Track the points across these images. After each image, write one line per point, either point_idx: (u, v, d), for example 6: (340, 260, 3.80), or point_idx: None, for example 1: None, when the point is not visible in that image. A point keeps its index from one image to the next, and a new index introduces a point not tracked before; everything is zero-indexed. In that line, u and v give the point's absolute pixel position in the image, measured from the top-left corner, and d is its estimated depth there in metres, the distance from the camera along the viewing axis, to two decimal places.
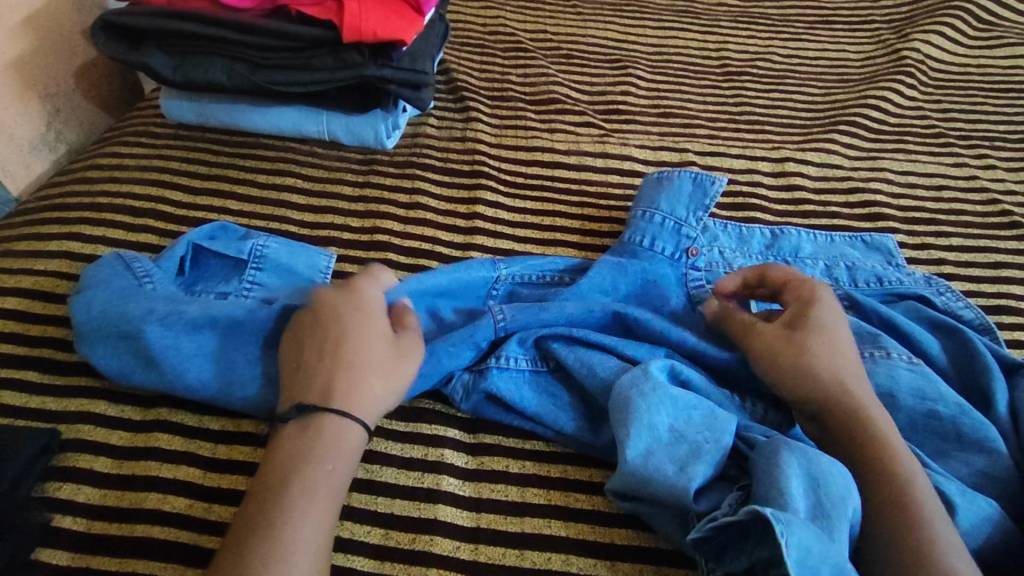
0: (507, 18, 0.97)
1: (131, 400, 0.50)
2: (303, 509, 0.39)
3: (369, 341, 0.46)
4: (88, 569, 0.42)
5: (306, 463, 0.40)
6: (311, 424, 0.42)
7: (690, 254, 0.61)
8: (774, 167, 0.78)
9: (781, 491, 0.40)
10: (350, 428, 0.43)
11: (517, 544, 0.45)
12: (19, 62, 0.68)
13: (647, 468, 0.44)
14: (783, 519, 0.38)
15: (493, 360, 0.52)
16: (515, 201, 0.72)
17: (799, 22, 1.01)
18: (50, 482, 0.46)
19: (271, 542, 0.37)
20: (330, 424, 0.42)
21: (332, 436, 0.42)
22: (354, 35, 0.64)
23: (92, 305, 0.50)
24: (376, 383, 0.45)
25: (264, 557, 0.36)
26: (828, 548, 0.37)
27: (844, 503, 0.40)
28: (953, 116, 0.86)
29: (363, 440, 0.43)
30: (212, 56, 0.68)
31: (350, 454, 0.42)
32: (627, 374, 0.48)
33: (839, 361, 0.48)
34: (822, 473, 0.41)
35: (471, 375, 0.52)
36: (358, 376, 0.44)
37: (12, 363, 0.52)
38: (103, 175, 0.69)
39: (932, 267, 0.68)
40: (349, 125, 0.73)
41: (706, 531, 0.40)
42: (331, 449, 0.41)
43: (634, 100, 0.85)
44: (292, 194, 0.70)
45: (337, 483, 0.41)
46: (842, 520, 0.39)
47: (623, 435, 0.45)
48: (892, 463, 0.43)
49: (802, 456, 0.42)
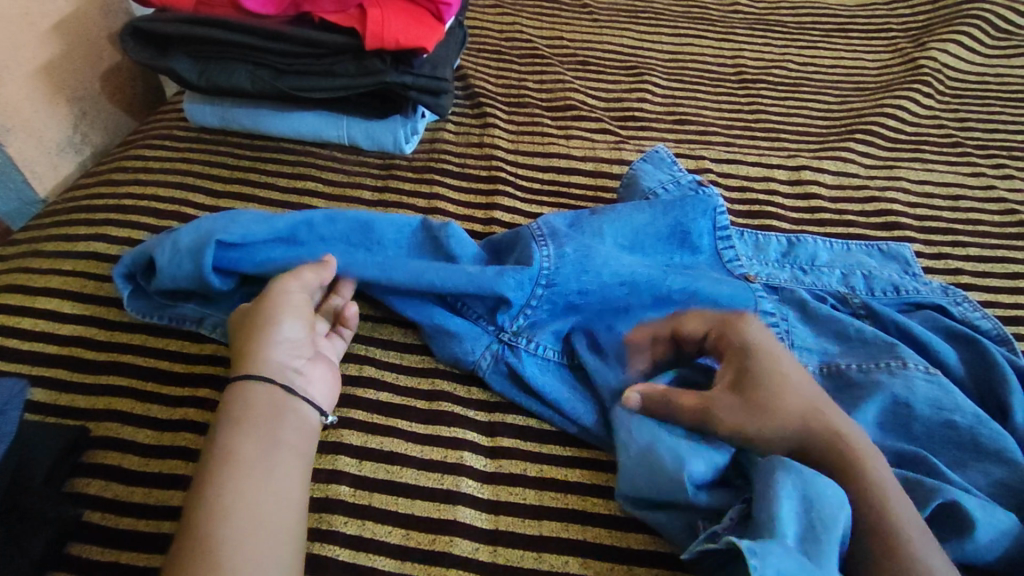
0: (524, 25, 0.98)
1: (159, 400, 0.52)
2: (240, 486, 0.40)
3: (240, 329, 0.49)
4: (118, 564, 0.43)
5: (226, 437, 0.42)
6: (227, 410, 0.44)
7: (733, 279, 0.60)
8: (790, 175, 0.78)
9: (771, 515, 0.41)
10: (260, 393, 0.45)
11: (535, 547, 0.46)
12: (49, 68, 0.70)
13: (647, 460, 0.46)
14: (759, 550, 0.38)
15: (525, 342, 0.54)
16: (533, 206, 0.72)
17: (815, 30, 1.01)
18: (79, 478, 0.47)
19: (214, 525, 0.38)
20: (239, 395, 0.45)
21: (245, 408, 0.44)
22: (376, 42, 0.66)
23: (174, 259, 0.53)
24: (256, 337, 0.48)
25: (210, 542, 0.37)
26: (812, 574, 0.38)
27: (835, 526, 0.40)
28: (971, 125, 0.86)
29: (277, 397, 0.45)
30: (237, 62, 0.69)
31: (266, 411, 0.44)
32: (637, 390, 0.49)
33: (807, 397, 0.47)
34: (814, 495, 0.41)
35: (501, 346, 0.54)
36: (255, 343, 0.47)
37: (43, 362, 0.54)
38: (128, 177, 0.70)
39: (949, 277, 0.68)
40: (369, 131, 0.74)
41: (696, 553, 0.41)
42: (249, 419, 0.43)
43: (650, 108, 0.86)
44: (313, 198, 0.71)
45: (263, 452, 0.42)
46: (832, 543, 0.40)
47: (627, 437, 0.47)
48: (878, 491, 0.43)
49: (797, 478, 0.42)
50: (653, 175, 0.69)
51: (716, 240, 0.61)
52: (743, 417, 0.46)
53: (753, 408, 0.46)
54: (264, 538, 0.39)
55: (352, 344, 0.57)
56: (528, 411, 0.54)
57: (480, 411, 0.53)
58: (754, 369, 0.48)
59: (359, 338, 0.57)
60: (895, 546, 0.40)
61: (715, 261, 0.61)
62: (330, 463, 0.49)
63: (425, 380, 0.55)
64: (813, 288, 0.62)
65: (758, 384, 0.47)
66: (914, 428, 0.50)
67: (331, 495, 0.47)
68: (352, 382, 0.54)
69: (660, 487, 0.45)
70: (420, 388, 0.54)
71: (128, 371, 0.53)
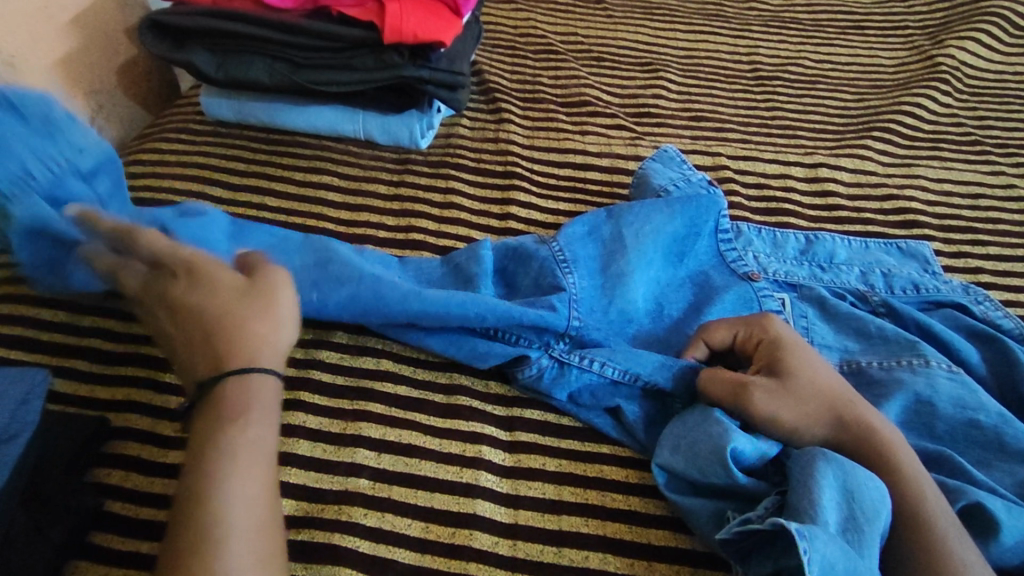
0: (538, 20, 0.97)
1: (178, 391, 0.52)
2: (244, 482, 0.38)
3: (224, 299, 0.44)
4: (138, 553, 0.43)
5: (224, 425, 0.39)
6: (218, 390, 0.41)
7: (752, 279, 0.60)
8: (807, 173, 0.77)
9: (813, 502, 0.41)
10: (263, 383, 0.42)
11: (555, 542, 0.46)
12: (67, 60, 0.70)
13: (697, 444, 0.46)
14: (808, 535, 0.38)
15: (576, 359, 0.52)
16: (549, 202, 0.72)
17: (831, 27, 1.00)
18: (100, 468, 0.47)
19: (224, 515, 0.36)
20: (234, 383, 0.41)
21: (244, 396, 0.41)
22: (394, 36, 0.66)
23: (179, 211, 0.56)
24: (256, 325, 0.43)
25: (222, 536, 0.36)
26: (855, 563, 0.38)
27: (877, 516, 0.40)
28: (990, 123, 0.85)
29: (277, 393, 0.42)
30: (255, 55, 0.69)
31: (269, 405, 0.41)
32: (628, 396, 0.52)
33: (837, 387, 0.48)
34: (858, 486, 0.41)
35: (551, 361, 0.53)
36: (248, 337, 0.43)
37: (62, 353, 0.54)
38: (144, 171, 0.71)
39: (969, 275, 0.67)
40: (385, 125, 0.74)
41: (734, 533, 0.41)
42: (252, 408, 0.40)
43: (665, 104, 0.86)
44: (329, 192, 0.71)
45: (265, 441, 0.40)
46: (873, 534, 0.40)
47: (672, 438, 0.48)
48: (916, 487, 0.43)
49: (838, 468, 0.42)
50: (663, 172, 0.70)
51: (718, 241, 0.63)
52: (784, 416, 0.46)
53: (788, 403, 0.47)
54: (268, 539, 0.37)
55: (368, 338, 0.56)
56: (547, 407, 0.53)
57: (498, 406, 0.53)
58: (791, 364, 0.48)
59: (372, 332, 0.57)
60: (933, 546, 0.40)
61: (721, 261, 0.62)
62: (348, 456, 0.49)
63: (442, 374, 0.54)
64: (831, 286, 0.62)
65: (789, 381, 0.48)
66: (937, 427, 0.50)
67: (350, 488, 0.47)
68: (369, 374, 0.54)
69: (702, 465, 0.45)
70: (437, 382, 0.54)
71: (147, 363, 0.53)
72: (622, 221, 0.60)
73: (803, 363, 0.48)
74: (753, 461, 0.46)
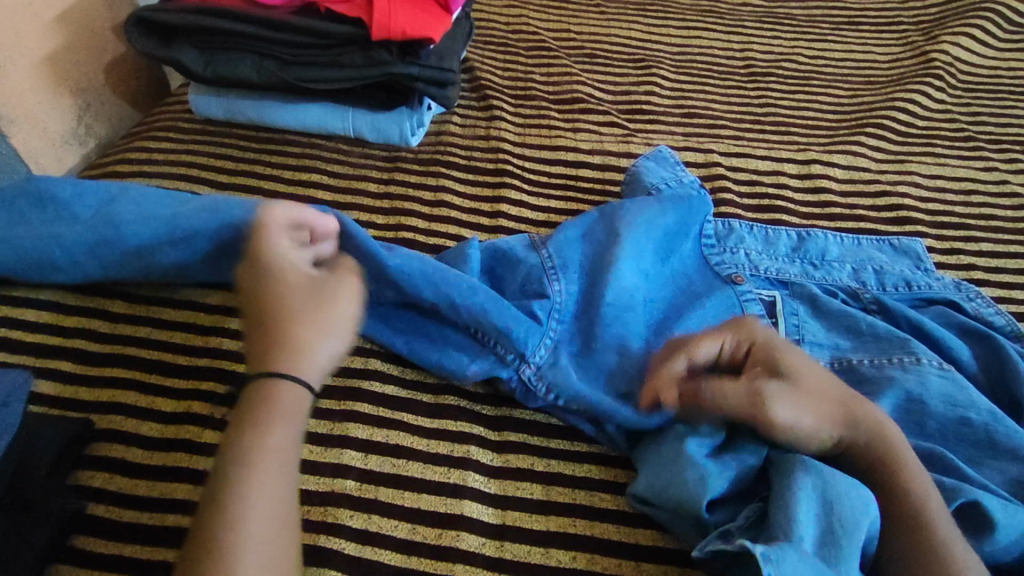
0: (530, 17, 0.97)
1: (163, 392, 0.51)
2: (259, 486, 0.37)
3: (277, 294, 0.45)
4: (122, 557, 0.43)
5: (249, 431, 0.40)
6: (254, 396, 0.41)
7: (736, 281, 0.59)
8: (800, 169, 0.77)
9: (789, 518, 0.41)
10: (291, 391, 0.42)
11: (543, 543, 0.46)
12: (53, 58, 0.69)
13: (672, 464, 0.46)
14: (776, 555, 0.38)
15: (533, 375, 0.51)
16: (540, 200, 0.72)
17: (825, 23, 1.00)
18: (82, 470, 0.47)
19: (236, 517, 0.36)
20: (268, 384, 0.42)
21: (271, 402, 0.41)
22: (383, 32, 0.65)
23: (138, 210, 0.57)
24: (299, 328, 0.44)
25: (231, 538, 0.35)
26: None
27: (856, 529, 0.40)
28: (983, 119, 0.85)
29: (305, 400, 0.42)
30: (244, 52, 0.68)
31: (295, 415, 0.41)
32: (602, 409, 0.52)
33: (828, 394, 0.46)
34: (837, 499, 0.41)
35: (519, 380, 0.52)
36: (288, 334, 0.43)
37: (46, 354, 0.53)
38: (131, 169, 0.70)
39: (962, 272, 0.67)
40: (374, 122, 0.74)
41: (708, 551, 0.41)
42: (276, 416, 0.40)
43: (658, 101, 0.85)
44: (318, 190, 0.70)
45: (286, 449, 0.40)
46: (851, 549, 0.40)
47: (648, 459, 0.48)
48: (912, 488, 0.43)
49: (817, 481, 0.42)
50: (655, 171, 0.69)
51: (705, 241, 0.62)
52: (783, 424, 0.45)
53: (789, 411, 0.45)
54: (281, 541, 0.37)
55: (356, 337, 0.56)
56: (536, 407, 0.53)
57: (486, 406, 0.53)
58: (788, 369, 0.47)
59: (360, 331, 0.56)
60: (931, 545, 0.40)
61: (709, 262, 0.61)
62: (335, 457, 0.48)
63: (428, 374, 0.54)
64: (823, 283, 0.61)
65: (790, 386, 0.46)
66: (928, 424, 0.50)
67: (336, 489, 0.47)
68: (357, 374, 0.53)
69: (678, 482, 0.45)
70: (424, 382, 0.54)
71: (132, 364, 0.53)
72: (614, 221, 0.60)
73: (800, 369, 0.47)
74: (737, 483, 0.46)
